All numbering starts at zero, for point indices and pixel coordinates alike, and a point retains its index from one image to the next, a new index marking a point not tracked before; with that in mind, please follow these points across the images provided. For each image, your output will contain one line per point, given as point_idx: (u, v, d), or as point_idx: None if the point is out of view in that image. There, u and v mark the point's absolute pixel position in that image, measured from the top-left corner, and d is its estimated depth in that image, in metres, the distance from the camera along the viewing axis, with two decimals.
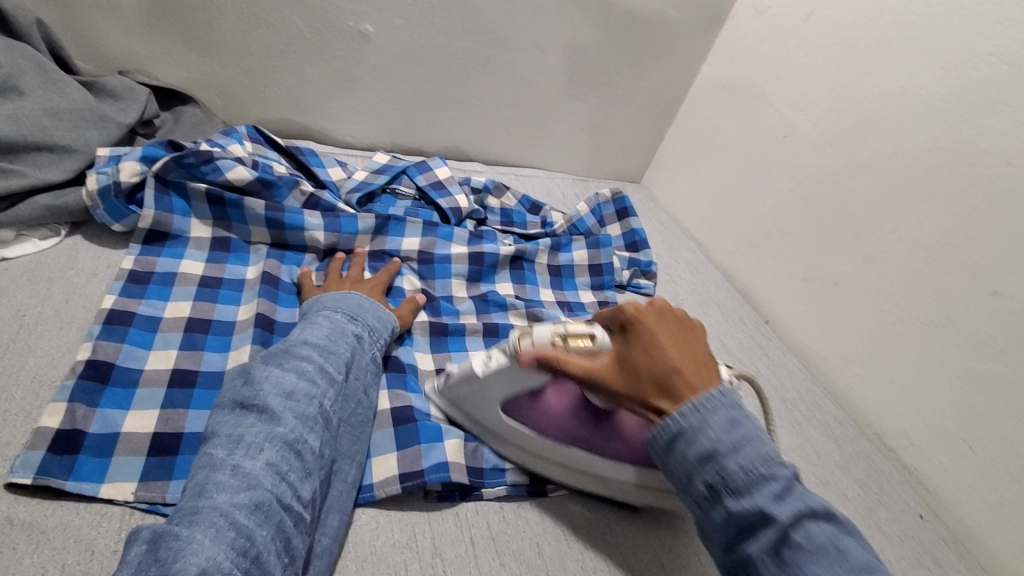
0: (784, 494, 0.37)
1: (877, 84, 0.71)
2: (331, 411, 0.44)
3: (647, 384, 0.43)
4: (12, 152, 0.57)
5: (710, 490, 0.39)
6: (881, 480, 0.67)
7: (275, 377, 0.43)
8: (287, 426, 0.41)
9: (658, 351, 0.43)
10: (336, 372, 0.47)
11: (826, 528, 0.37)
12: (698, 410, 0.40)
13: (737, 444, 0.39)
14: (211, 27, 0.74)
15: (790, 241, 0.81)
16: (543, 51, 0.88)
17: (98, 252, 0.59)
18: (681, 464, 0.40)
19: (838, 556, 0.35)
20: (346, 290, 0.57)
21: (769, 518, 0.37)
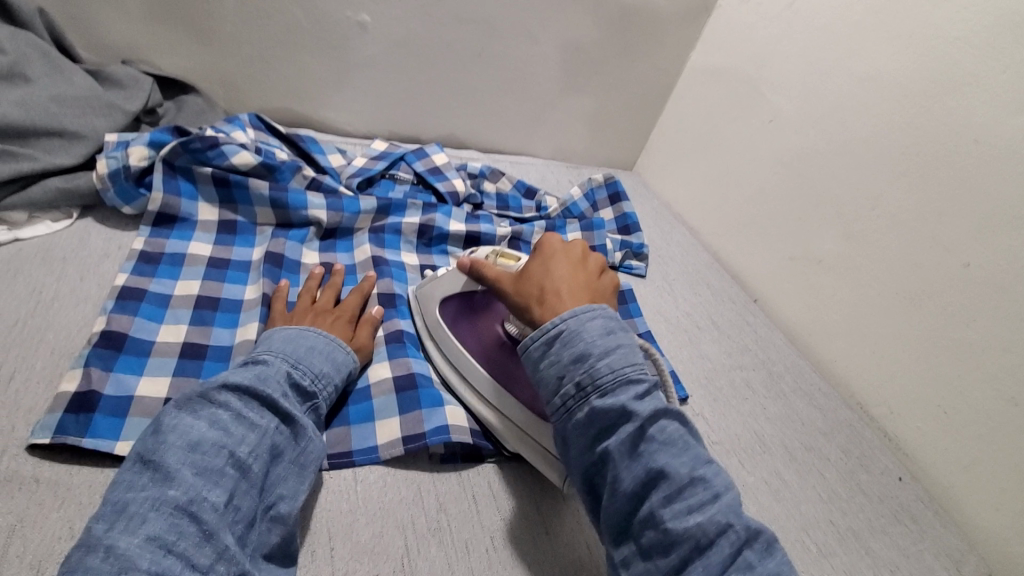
0: (643, 395, 0.43)
1: (857, 68, 0.74)
2: (248, 459, 0.39)
3: (532, 285, 0.52)
4: (24, 138, 0.59)
5: (579, 389, 0.44)
6: (863, 445, 0.70)
7: (182, 426, 0.39)
8: (180, 487, 0.36)
9: (552, 266, 0.52)
10: (260, 415, 0.41)
11: (677, 427, 0.43)
12: (577, 317, 0.46)
13: (608, 349, 0.45)
14: (211, 17, 0.76)
15: (776, 221, 0.84)
16: (535, 40, 0.90)
17: (110, 234, 0.61)
18: (554, 363, 0.45)
19: (683, 450, 0.42)
20: (302, 327, 0.51)
21: (629, 413, 0.42)
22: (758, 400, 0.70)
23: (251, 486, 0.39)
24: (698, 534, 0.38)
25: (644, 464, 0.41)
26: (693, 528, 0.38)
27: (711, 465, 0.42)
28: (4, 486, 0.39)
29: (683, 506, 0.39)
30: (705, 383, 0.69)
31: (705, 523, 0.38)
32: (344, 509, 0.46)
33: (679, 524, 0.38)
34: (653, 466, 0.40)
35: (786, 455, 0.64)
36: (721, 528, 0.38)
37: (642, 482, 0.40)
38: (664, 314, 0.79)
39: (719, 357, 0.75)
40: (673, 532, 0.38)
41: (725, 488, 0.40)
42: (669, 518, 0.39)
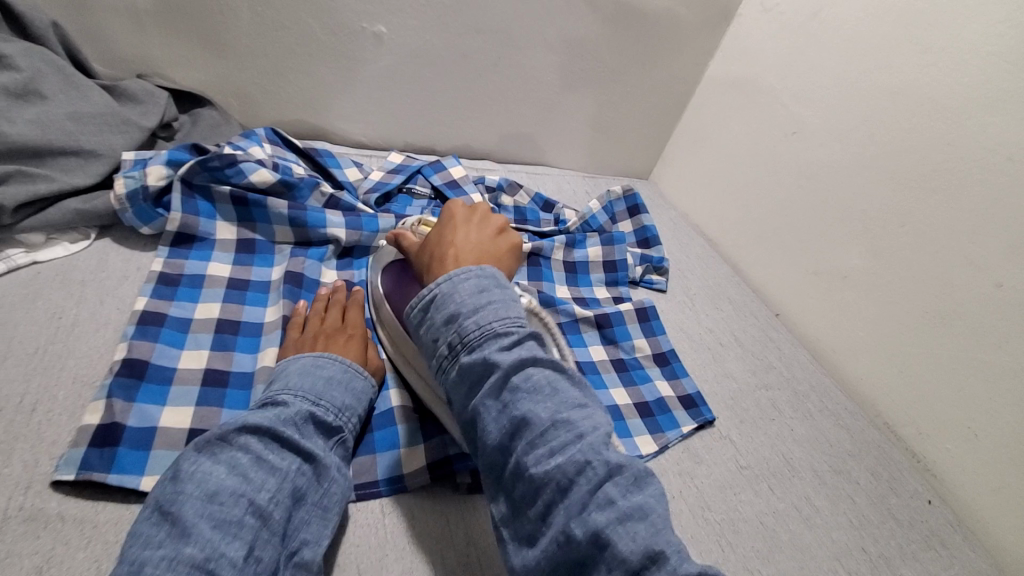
0: (511, 346, 0.41)
1: (885, 81, 0.72)
2: (268, 507, 0.39)
3: (424, 255, 0.52)
4: (40, 157, 0.58)
5: (451, 348, 0.42)
6: (892, 467, 0.68)
7: (201, 472, 0.38)
8: (198, 542, 0.35)
9: (446, 231, 0.51)
10: (279, 459, 0.42)
11: (547, 374, 0.41)
12: (451, 280, 0.45)
13: (479, 306, 0.43)
14: (226, 29, 0.75)
15: (799, 235, 0.83)
16: (552, 50, 0.88)
17: (128, 254, 0.60)
18: (430, 327, 0.44)
19: (550, 395, 0.39)
20: (318, 354, 0.51)
21: (493, 365, 0.40)
22: (785, 421, 0.69)
23: (272, 534, 0.39)
24: (557, 476, 0.36)
25: (507, 413, 0.39)
26: (553, 470, 0.36)
27: (581, 409, 0.40)
28: (29, 525, 0.38)
29: (545, 450, 0.37)
30: (730, 404, 0.68)
31: (565, 464, 0.36)
32: (373, 543, 0.45)
33: (540, 468, 0.37)
34: (516, 414, 0.39)
35: (815, 479, 0.63)
36: (581, 467, 0.36)
37: (508, 431, 0.39)
38: (686, 330, 0.78)
39: (743, 376, 0.73)
40: (535, 477, 0.36)
41: (591, 428, 0.38)
42: (531, 462, 0.37)
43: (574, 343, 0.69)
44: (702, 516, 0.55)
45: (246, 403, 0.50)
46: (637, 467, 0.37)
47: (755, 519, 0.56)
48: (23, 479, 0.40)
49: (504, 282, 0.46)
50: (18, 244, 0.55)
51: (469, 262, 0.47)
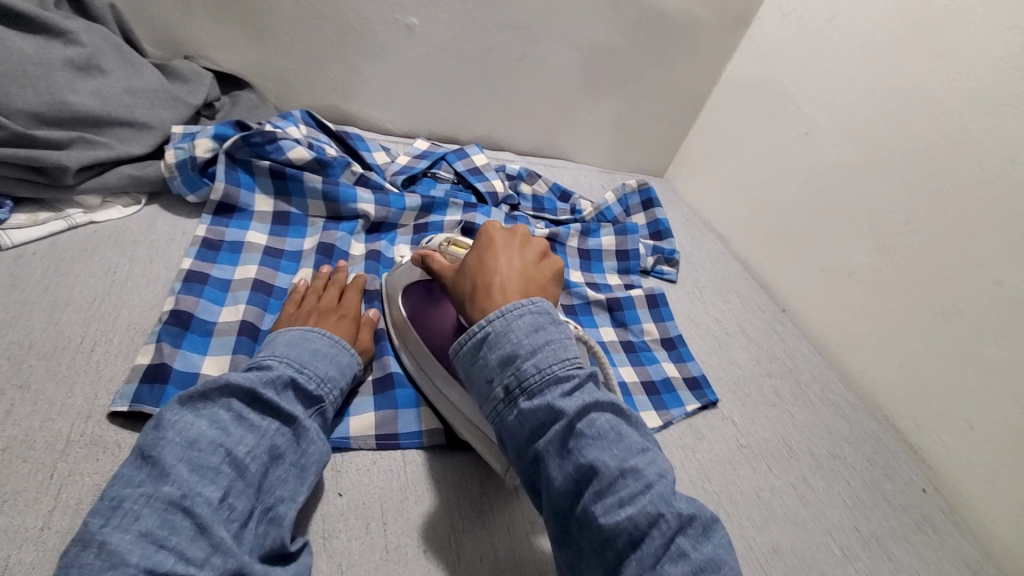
0: (573, 391, 0.41)
1: (896, 85, 0.75)
2: (244, 459, 0.40)
3: (467, 279, 0.50)
4: (98, 126, 0.62)
5: (509, 393, 0.42)
6: (888, 456, 0.71)
7: (183, 423, 0.39)
8: (175, 483, 0.37)
9: (488, 256, 0.50)
10: (259, 418, 0.42)
11: (609, 418, 0.41)
12: (503, 316, 0.44)
13: (536, 348, 0.43)
14: (268, 16, 0.79)
15: (807, 233, 0.86)
16: (576, 47, 0.92)
17: (175, 220, 0.64)
18: (483, 367, 0.44)
19: (615, 441, 0.40)
20: (308, 329, 0.51)
21: (556, 412, 0.40)
22: (786, 407, 0.72)
23: (247, 485, 0.40)
24: (629, 527, 0.36)
25: (573, 461, 0.39)
26: (624, 522, 0.37)
27: (645, 454, 0.40)
28: (91, 449, 0.42)
29: (615, 501, 0.37)
30: (734, 388, 0.71)
31: (636, 516, 0.37)
32: (395, 487, 0.49)
33: (610, 519, 0.37)
34: (584, 462, 0.39)
35: (812, 461, 0.66)
36: (653, 519, 0.37)
37: (575, 479, 0.39)
38: (694, 319, 0.81)
39: (748, 364, 0.76)
40: (606, 528, 0.37)
41: (657, 475, 0.39)
42: (600, 513, 0.37)
43: (586, 323, 0.72)
44: (702, 486, 0.58)
45: None
46: (706, 514, 0.38)
47: (752, 493, 0.59)
48: (85, 410, 0.44)
49: (557, 316, 0.46)
50: (78, 204, 0.61)
51: (514, 295, 0.47)
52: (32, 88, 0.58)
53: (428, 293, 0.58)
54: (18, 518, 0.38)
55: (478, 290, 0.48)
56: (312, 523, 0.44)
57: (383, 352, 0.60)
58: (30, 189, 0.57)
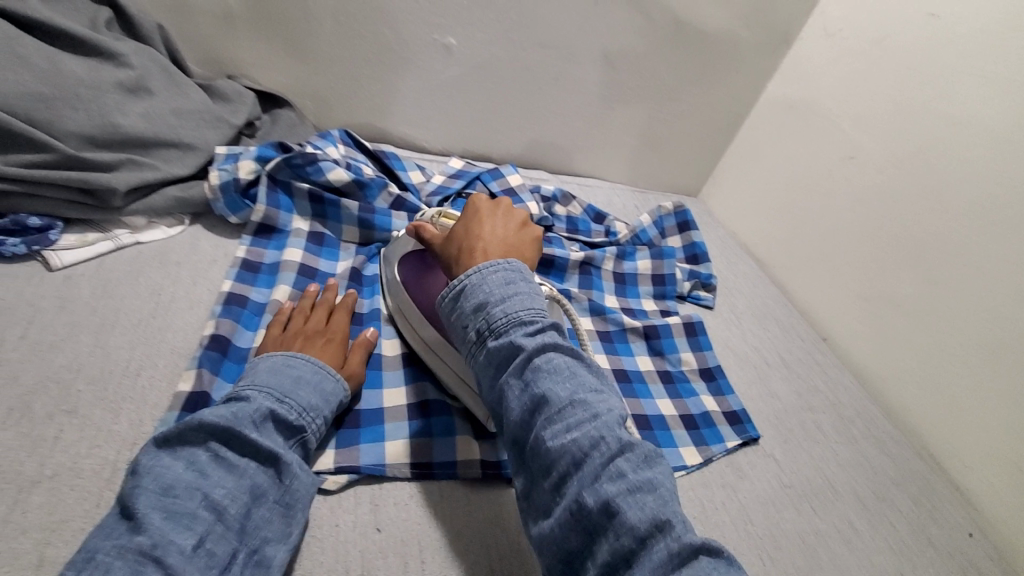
0: (535, 333, 0.43)
1: (949, 111, 0.72)
2: (223, 501, 0.38)
3: (454, 246, 0.52)
4: (145, 147, 0.63)
5: (478, 335, 0.44)
6: (935, 497, 0.67)
7: (158, 466, 0.38)
8: (149, 531, 0.34)
9: (473, 225, 0.53)
10: (238, 457, 0.40)
11: (568, 360, 0.42)
12: (480, 271, 0.46)
13: (505, 296, 0.44)
14: (309, 36, 0.80)
15: (851, 261, 0.83)
16: (612, 67, 0.91)
17: (217, 241, 0.65)
18: (460, 315, 0.46)
19: (571, 378, 0.41)
20: (290, 355, 0.50)
21: (517, 348, 0.41)
22: (830, 444, 0.69)
23: (227, 530, 0.37)
24: (573, 450, 0.37)
25: (529, 392, 0.40)
26: (569, 444, 0.37)
27: (598, 393, 0.41)
28: None
29: (562, 426, 0.38)
30: (775, 423, 0.69)
31: (580, 439, 0.37)
32: (433, 523, 0.48)
33: (556, 442, 0.37)
34: (537, 393, 0.40)
35: (858, 503, 0.63)
36: (596, 443, 0.37)
37: (529, 409, 0.40)
38: (732, 347, 0.79)
39: (789, 397, 0.74)
40: (551, 450, 0.37)
41: (607, 410, 0.39)
42: (547, 436, 0.38)
43: (622, 351, 0.71)
44: (744, 529, 0.56)
45: None
46: (650, 447, 0.38)
47: (797, 537, 0.57)
48: (131, 436, 0.45)
49: (528, 275, 0.48)
50: (125, 225, 0.62)
51: (496, 257, 0.49)
52: (85, 111, 0.59)
53: (421, 263, 0.61)
54: (65, 549, 0.38)
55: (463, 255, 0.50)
56: (351, 559, 0.44)
57: (417, 376, 0.59)
58: (79, 210, 0.58)
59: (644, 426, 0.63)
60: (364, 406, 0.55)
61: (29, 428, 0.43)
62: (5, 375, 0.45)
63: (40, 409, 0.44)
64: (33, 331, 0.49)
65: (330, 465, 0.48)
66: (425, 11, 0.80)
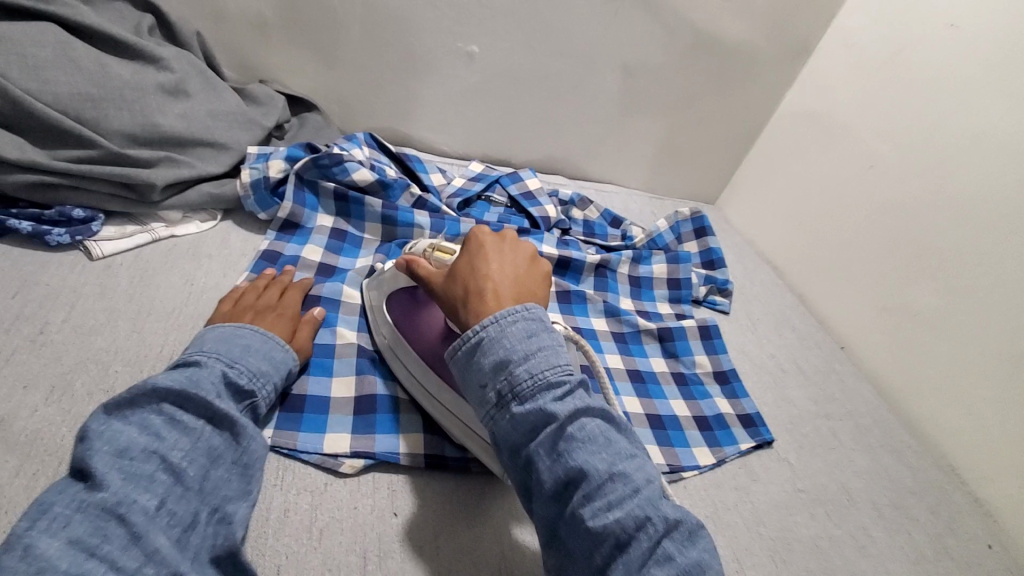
0: (564, 396, 0.41)
1: (969, 121, 0.72)
2: (181, 463, 0.38)
3: (458, 285, 0.50)
4: (182, 146, 0.66)
5: (501, 397, 0.42)
6: (953, 508, 0.67)
7: (111, 429, 0.37)
8: (109, 489, 0.35)
9: (478, 262, 0.50)
10: (194, 420, 0.40)
11: (599, 423, 0.41)
12: (498, 324, 0.44)
13: (530, 354, 0.43)
14: (338, 43, 0.83)
15: (869, 269, 0.83)
16: (631, 75, 0.93)
17: (246, 237, 0.68)
18: (479, 373, 0.44)
19: (606, 446, 0.40)
20: (239, 325, 0.50)
21: (548, 415, 0.40)
22: (846, 451, 0.69)
23: (187, 489, 0.38)
24: (616, 529, 0.37)
25: (563, 464, 0.39)
26: (612, 525, 0.37)
27: (633, 459, 0.40)
28: None
29: (603, 504, 0.37)
30: (790, 428, 0.69)
31: (624, 519, 0.37)
32: (446, 511, 0.49)
33: (598, 521, 0.37)
34: (573, 465, 0.39)
35: (873, 510, 0.62)
36: (640, 522, 0.37)
37: (565, 482, 0.39)
38: (746, 352, 0.79)
39: (805, 404, 0.73)
40: (593, 530, 0.37)
41: (645, 480, 0.39)
42: (588, 515, 0.37)
43: (636, 352, 0.72)
44: (757, 530, 0.56)
45: (330, 372, 0.56)
46: (691, 518, 0.38)
47: (809, 541, 0.57)
48: None
49: (547, 321, 0.46)
50: (161, 219, 0.65)
51: (507, 299, 0.47)
52: (127, 111, 0.62)
53: (412, 297, 0.57)
54: None
55: (470, 298, 0.48)
56: (369, 539, 0.45)
57: None
58: (121, 204, 0.62)
59: (658, 426, 0.63)
60: (380, 392, 0.56)
61: (70, 405, 0.45)
62: (48, 355, 0.48)
63: (80, 388, 0.47)
64: (75, 315, 0.52)
65: (347, 449, 0.50)
66: (449, 20, 0.83)
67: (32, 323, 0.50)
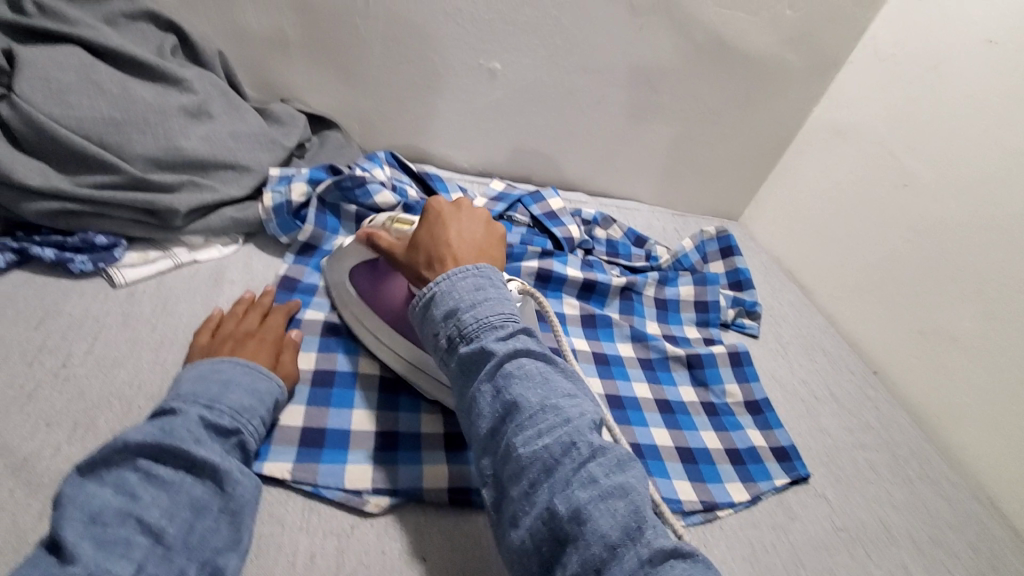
0: (507, 337, 0.43)
1: (1010, 140, 0.70)
2: (158, 521, 0.37)
3: (420, 254, 0.50)
4: (205, 169, 0.65)
5: (449, 341, 0.44)
6: (995, 545, 0.64)
7: (85, 494, 0.37)
8: (82, 562, 0.33)
9: (437, 229, 0.51)
10: (171, 472, 0.39)
11: (539, 364, 0.42)
12: (450, 277, 0.46)
13: (476, 301, 0.44)
14: (359, 60, 0.82)
15: (903, 292, 0.80)
16: (655, 91, 0.91)
17: (268, 261, 0.67)
18: (431, 322, 0.46)
19: (543, 383, 0.41)
20: (218, 359, 0.49)
21: (489, 353, 0.41)
22: (884, 484, 0.66)
23: (168, 549, 0.37)
24: (544, 456, 0.37)
25: (500, 397, 0.40)
26: (540, 451, 0.37)
27: (571, 397, 0.41)
28: None
29: (533, 432, 0.38)
30: (826, 460, 0.67)
31: (552, 446, 0.37)
32: (475, 553, 0.47)
33: (528, 449, 0.38)
34: (509, 399, 0.40)
35: (914, 548, 0.60)
36: (567, 448, 0.37)
37: (501, 415, 0.40)
38: (776, 378, 0.77)
39: (840, 434, 0.71)
40: (521, 457, 0.37)
41: (579, 414, 0.39)
42: (519, 443, 0.38)
43: (664, 380, 0.70)
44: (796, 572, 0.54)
45: (350, 404, 0.55)
46: (620, 450, 0.38)
47: None
48: None
49: (498, 277, 0.47)
50: (183, 243, 0.64)
51: (467, 262, 0.48)
52: (151, 134, 0.62)
53: (372, 270, 0.59)
54: None
55: (433, 264, 0.49)
56: None
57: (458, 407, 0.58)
58: (144, 230, 0.61)
59: (688, 460, 0.61)
60: (402, 426, 0.54)
61: (93, 443, 0.44)
62: (72, 390, 0.47)
63: (104, 424, 0.46)
64: (98, 347, 0.51)
65: (371, 485, 0.48)
66: (472, 37, 0.82)
67: (56, 355, 0.50)
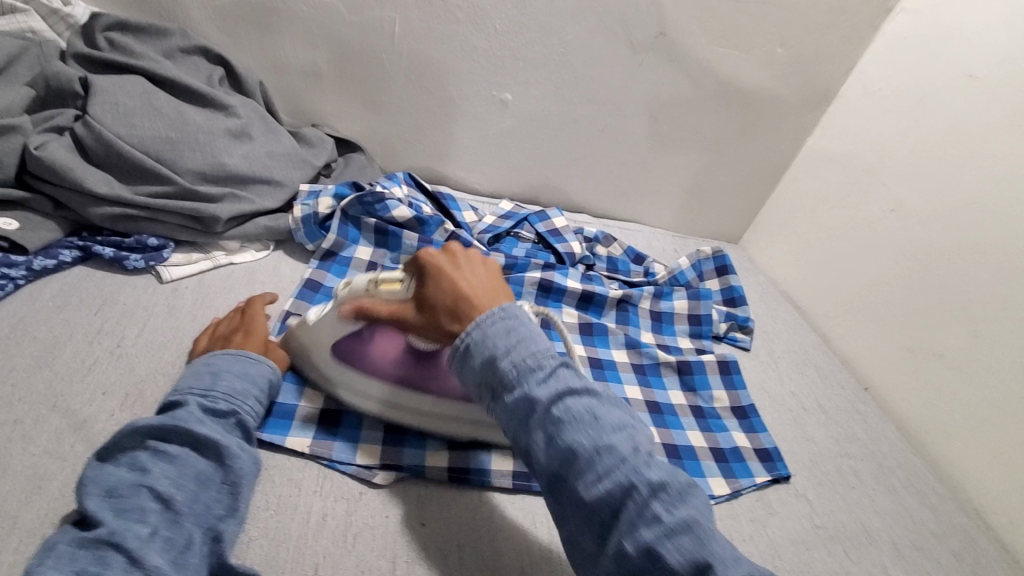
0: (547, 379, 0.45)
1: (989, 168, 0.75)
2: (167, 489, 0.42)
3: (442, 314, 0.51)
4: (245, 183, 0.73)
5: (495, 390, 0.46)
6: (978, 553, 0.66)
7: (103, 474, 0.42)
8: (105, 524, 0.38)
9: (446, 285, 0.51)
10: (176, 448, 0.44)
11: (585, 401, 0.44)
12: (479, 326, 0.48)
13: (511, 346, 0.46)
14: (385, 91, 0.91)
15: (893, 311, 0.84)
16: (657, 120, 0.98)
17: (294, 266, 0.75)
18: (471, 371, 0.48)
19: (591, 422, 0.42)
20: (211, 354, 0.54)
21: (533, 400, 0.44)
22: (866, 490, 0.69)
23: (177, 514, 0.41)
24: (607, 499, 0.39)
25: (553, 444, 0.42)
26: (602, 494, 0.40)
27: (620, 429, 0.42)
28: None
29: (593, 476, 0.40)
30: (810, 466, 0.70)
31: (613, 487, 0.39)
32: (470, 523, 0.52)
33: (591, 493, 0.40)
34: (563, 445, 0.42)
35: (893, 551, 0.62)
36: (625, 487, 0.39)
37: (557, 461, 0.42)
38: (766, 389, 0.80)
39: (825, 441, 0.74)
40: (588, 502, 0.40)
41: (628, 448, 0.41)
42: (584, 489, 0.41)
43: (655, 384, 0.74)
44: (772, 563, 0.57)
45: None
46: (678, 478, 0.40)
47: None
48: None
49: (525, 313, 0.50)
50: (221, 247, 0.72)
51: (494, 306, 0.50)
52: (199, 152, 0.70)
53: (356, 337, 0.57)
54: None
55: (464, 316, 0.50)
56: (397, 547, 0.49)
57: None
58: (188, 234, 0.69)
59: (674, 455, 0.65)
60: None
61: (141, 412, 0.51)
62: (124, 365, 0.54)
63: (149, 395, 0.52)
64: (146, 331, 0.59)
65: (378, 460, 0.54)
66: (487, 72, 0.90)
67: (111, 337, 0.57)
